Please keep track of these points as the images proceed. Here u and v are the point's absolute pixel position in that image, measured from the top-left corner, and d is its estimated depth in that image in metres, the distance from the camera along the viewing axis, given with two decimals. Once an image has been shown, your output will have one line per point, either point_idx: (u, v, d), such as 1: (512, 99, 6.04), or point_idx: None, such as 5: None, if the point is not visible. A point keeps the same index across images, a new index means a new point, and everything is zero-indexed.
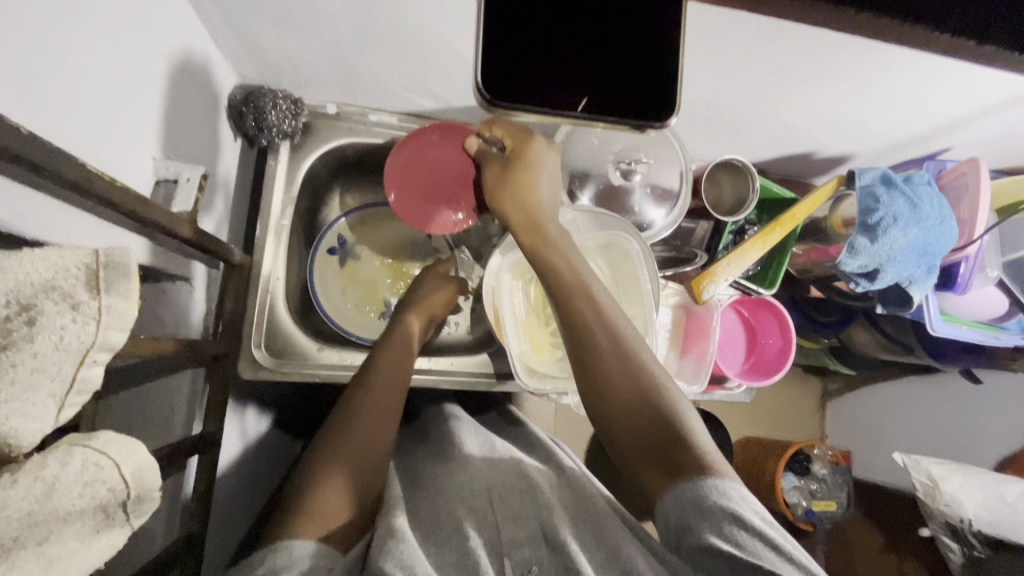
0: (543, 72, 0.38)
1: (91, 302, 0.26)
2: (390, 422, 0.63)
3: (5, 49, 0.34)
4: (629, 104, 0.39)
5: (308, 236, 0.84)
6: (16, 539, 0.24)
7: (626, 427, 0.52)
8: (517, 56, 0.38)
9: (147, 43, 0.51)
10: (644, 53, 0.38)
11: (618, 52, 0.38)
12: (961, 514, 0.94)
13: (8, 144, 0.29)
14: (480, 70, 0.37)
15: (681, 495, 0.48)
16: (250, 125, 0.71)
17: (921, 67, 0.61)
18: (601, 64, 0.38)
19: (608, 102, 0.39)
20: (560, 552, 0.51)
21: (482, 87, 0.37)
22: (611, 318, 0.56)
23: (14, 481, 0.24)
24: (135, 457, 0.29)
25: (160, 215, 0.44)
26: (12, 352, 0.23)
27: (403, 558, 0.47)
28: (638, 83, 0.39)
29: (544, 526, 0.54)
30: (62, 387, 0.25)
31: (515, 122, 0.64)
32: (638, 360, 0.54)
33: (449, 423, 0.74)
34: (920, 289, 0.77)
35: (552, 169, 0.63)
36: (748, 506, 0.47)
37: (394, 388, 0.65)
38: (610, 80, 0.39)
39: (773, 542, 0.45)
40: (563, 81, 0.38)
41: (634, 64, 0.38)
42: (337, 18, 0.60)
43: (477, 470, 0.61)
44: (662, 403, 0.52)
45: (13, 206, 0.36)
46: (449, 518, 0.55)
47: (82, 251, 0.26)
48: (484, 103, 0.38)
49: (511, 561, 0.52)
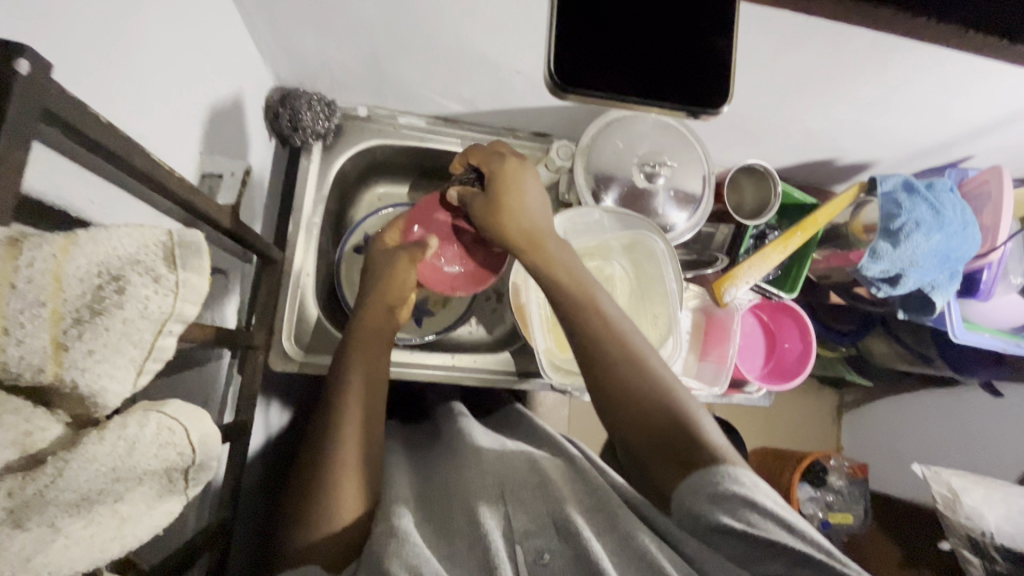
0: (609, 59, 0.40)
1: (169, 276, 0.28)
2: (377, 416, 0.62)
3: (85, 48, 0.36)
4: (687, 90, 0.41)
5: (336, 235, 0.86)
6: (100, 493, 0.26)
7: (638, 428, 0.52)
8: (582, 45, 0.40)
9: (200, 44, 0.54)
10: (701, 51, 0.40)
11: (675, 48, 0.40)
12: (983, 527, 0.92)
13: (92, 133, 0.31)
14: (552, 58, 0.39)
15: (692, 481, 0.47)
16: (285, 125, 0.74)
17: (947, 74, 0.62)
18: (663, 52, 0.40)
19: (665, 91, 0.41)
20: (572, 539, 0.50)
21: (552, 72, 0.39)
22: (619, 326, 0.57)
23: (101, 438, 0.26)
24: (201, 425, 0.32)
25: (211, 206, 0.46)
26: (105, 317, 0.25)
27: (410, 558, 0.47)
28: (697, 70, 0.40)
29: (555, 516, 0.53)
30: (142, 353, 0.27)
31: (490, 150, 0.68)
32: (648, 364, 0.55)
33: (459, 421, 0.74)
34: (942, 295, 0.78)
35: (535, 186, 0.66)
36: (760, 490, 0.46)
37: (376, 377, 0.63)
38: (666, 72, 0.40)
39: (786, 522, 0.45)
40: (622, 71, 0.40)
41: (690, 59, 0.40)
42: (376, 25, 0.63)
43: (488, 464, 0.61)
44: (672, 403, 0.52)
45: (87, 194, 0.38)
46: (462, 514, 0.54)
47: (157, 230, 0.28)
48: (552, 86, 0.40)
49: (522, 548, 0.51)
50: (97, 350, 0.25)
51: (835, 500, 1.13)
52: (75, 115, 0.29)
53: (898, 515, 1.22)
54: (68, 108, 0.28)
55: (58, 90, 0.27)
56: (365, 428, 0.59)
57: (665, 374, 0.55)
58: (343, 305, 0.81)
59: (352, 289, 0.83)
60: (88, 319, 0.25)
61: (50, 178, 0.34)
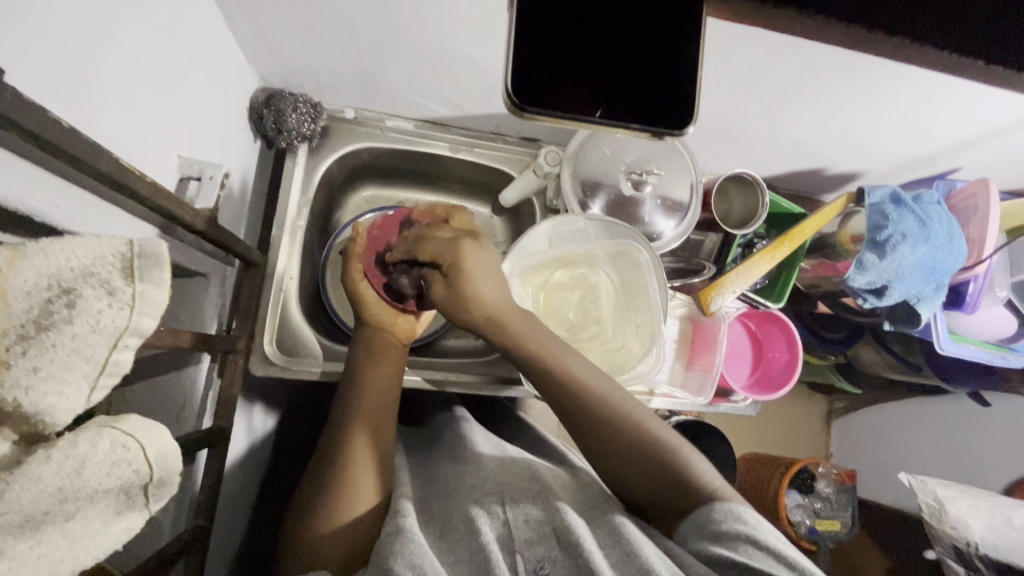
0: (570, 77, 0.38)
1: (126, 289, 0.28)
2: (386, 434, 0.61)
3: (41, 50, 0.36)
4: (650, 112, 0.38)
5: (322, 237, 0.85)
6: (47, 513, 0.26)
7: (632, 473, 0.53)
8: (537, 63, 0.37)
9: (177, 44, 0.53)
10: (666, 63, 0.37)
11: (637, 60, 0.37)
12: (968, 537, 0.91)
13: (53, 138, 0.30)
14: (510, 76, 0.37)
15: (692, 522, 0.48)
16: (269, 127, 0.73)
17: (926, 86, 0.62)
18: (621, 73, 0.37)
19: (628, 112, 0.38)
20: (572, 550, 0.48)
21: (511, 92, 0.37)
22: (607, 392, 0.57)
23: (48, 457, 0.26)
24: (159, 441, 0.31)
25: (187, 212, 0.45)
26: (53, 333, 0.26)
27: (414, 558, 0.46)
28: (658, 90, 0.38)
29: (556, 525, 0.50)
30: (95, 368, 0.28)
31: (440, 239, 0.61)
32: (628, 414, 0.56)
33: (460, 426, 0.74)
34: (927, 307, 0.78)
35: (493, 270, 0.59)
36: (764, 529, 0.46)
37: (383, 401, 0.62)
38: (633, 90, 0.38)
39: (789, 561, 0.44)
40: (582, 88, 0.38)
41: (654, 73, 0.37)
42: (361, 27, 0.63)
43: (488, 471, 0.60)
44: (639, 438, 0.54)
45: (49, 197, 0.37)
46: (459, 516, 0.53)
47: (118, 239, 0.28)
48: (511, 106, 0.37)
49: (523, 559, 0.49)
50: (42, 367, 0.26)
51: (822, 508, 1.13)
52: (35, 121, 0.29)
53: (883, 523, 1.22)
54: (22, 113, 0.28)
55: (14, 96, 0.27)
56: (377, 430, 0.60)
57: (641, 413, 0.57)
58: (329, 309, 0.80)
59: (337, 294, 0.82)
60: (32, 335, 0.25)
61: (7, 181, 0.33)
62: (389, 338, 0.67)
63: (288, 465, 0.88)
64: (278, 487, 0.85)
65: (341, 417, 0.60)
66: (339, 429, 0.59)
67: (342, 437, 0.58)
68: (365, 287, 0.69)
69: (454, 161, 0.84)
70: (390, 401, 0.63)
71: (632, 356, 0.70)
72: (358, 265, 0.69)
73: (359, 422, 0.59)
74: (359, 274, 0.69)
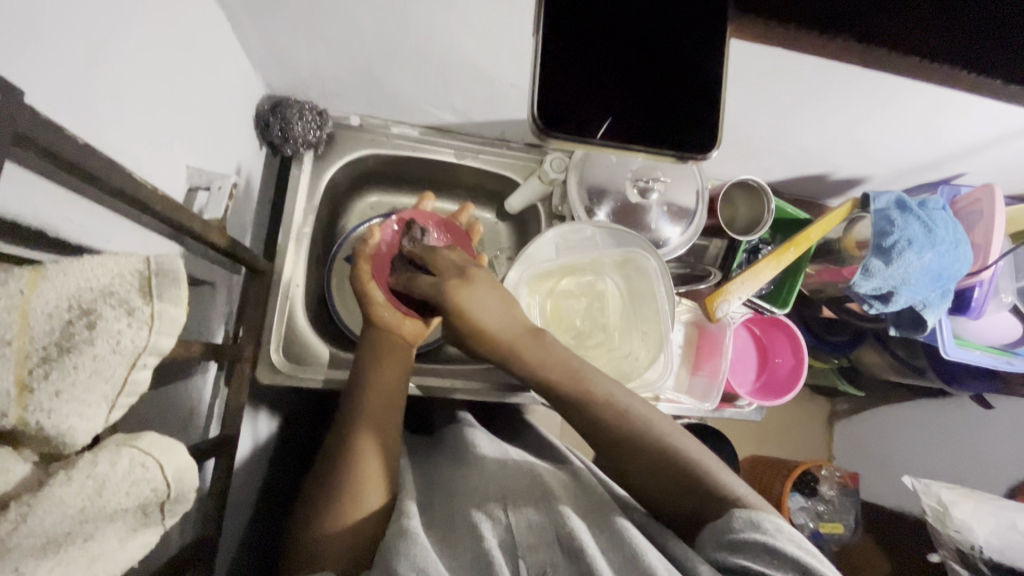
0: (593, 98, 0.37)
1: (144, 308, 0.29)
2: (394, 433, 0.61)
3: (52, 64, 0.36)
4: (670, 136, 0.38)
5: (328, 244, 0.85)
6: (67, 535, 0.26)
7: (654, 480, 0.53)
8: (560, 78, 0.37)
9: (184, 55, 0.53)
10: (684, 81, 0.37)
11: (657, 78, 0.37)
12: (972, 541, 0.91)
13: (66, 153, 0.30)
14: (536, 100, 0.37)
15: (710, 530, 0.49)
16: (275, 135, 0.73)
17: (931, 95, 0.63)
18: (640, 94, 0.37)
19: (647, 136, 0.38)
20: (576, 556, 0.47)
21: (536, 115, 0.37)
22: (622, 405, 0.57)
23: (69, 479, 0.27)
24: (177, 459, 0.32)
25: (197, 224, 0.45)
26: (74, 354, 0.27)
27: (417, 561, 0.46)
28: (677, 111, 0.37)
29: (558, 529, 0.50)
30: (114, 389, 0.29)
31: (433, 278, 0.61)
32: (651, 427, 0.56)
33: (467, 432, 0.72)
34: (934, 313, 0.77)
35: (495, 298, 0.59)
36: (784, 537, 0.46)
37: (389, 405, 0.62)
38: (649, 108, 0.37)
39: (809, 570, 0.44)
40: (602, 107, 0.37)
41: (673, 93, 0.37)
42: (368, 37, 0.63)
43: (491, 475, 0.60)
44: (661, 446, 0.54)
45: (61, 211, 0.37)
46: (461, 520, 0.53)
47: (136, 259, 0.30)
48: (535, 129, 0.37)
49: (526, 563, 0.49)
50: (63, 391, 0.26)
51: (825, 510, 1.13)
52: (52, 139, 0.29)
53: (886, 526, 1.22)
54: (41, 131, 0.28)
55: (34, 115, 0.27)
56: (383, 433, 0.59)
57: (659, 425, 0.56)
58: (336, 318, 0.80)
59: (343, 301, 0.83)
60: (55, 358, 0.26)
61: (21, 198, 0.33)
62: (396, 340, 0.67)
63: (291, 471, 0.87)
64: (283, 492, 0.85)
65: (346, 420, 0.60)
66: (345, 432, 0.59)
67: (348, 440, 0.58)
68: (374, 290, 0.69)
69: (459, 167, 0.84)
70: (397, 406, 0.63)
71: (638, 364, 0.70)
72: (365, 267, 0.70)
73: (366, 426, 0.59)
74: (366, 275, 0.70)
